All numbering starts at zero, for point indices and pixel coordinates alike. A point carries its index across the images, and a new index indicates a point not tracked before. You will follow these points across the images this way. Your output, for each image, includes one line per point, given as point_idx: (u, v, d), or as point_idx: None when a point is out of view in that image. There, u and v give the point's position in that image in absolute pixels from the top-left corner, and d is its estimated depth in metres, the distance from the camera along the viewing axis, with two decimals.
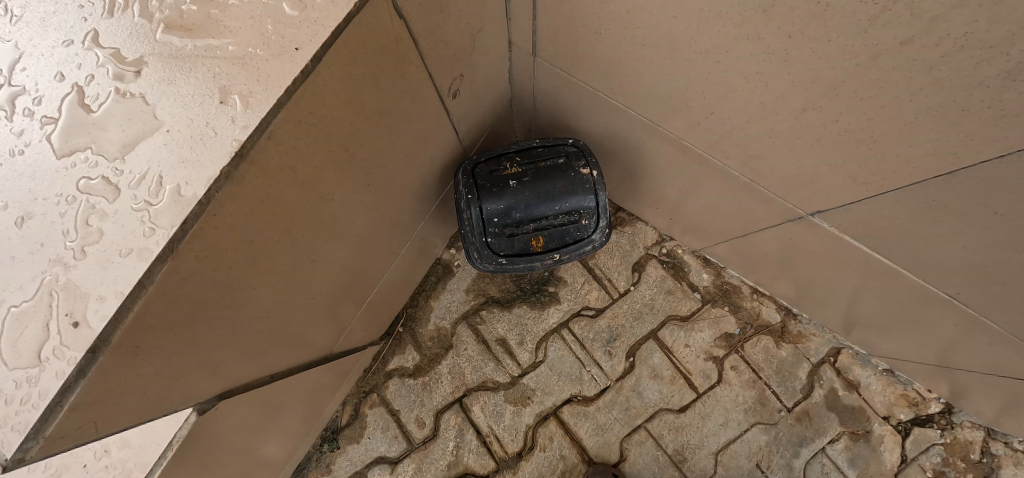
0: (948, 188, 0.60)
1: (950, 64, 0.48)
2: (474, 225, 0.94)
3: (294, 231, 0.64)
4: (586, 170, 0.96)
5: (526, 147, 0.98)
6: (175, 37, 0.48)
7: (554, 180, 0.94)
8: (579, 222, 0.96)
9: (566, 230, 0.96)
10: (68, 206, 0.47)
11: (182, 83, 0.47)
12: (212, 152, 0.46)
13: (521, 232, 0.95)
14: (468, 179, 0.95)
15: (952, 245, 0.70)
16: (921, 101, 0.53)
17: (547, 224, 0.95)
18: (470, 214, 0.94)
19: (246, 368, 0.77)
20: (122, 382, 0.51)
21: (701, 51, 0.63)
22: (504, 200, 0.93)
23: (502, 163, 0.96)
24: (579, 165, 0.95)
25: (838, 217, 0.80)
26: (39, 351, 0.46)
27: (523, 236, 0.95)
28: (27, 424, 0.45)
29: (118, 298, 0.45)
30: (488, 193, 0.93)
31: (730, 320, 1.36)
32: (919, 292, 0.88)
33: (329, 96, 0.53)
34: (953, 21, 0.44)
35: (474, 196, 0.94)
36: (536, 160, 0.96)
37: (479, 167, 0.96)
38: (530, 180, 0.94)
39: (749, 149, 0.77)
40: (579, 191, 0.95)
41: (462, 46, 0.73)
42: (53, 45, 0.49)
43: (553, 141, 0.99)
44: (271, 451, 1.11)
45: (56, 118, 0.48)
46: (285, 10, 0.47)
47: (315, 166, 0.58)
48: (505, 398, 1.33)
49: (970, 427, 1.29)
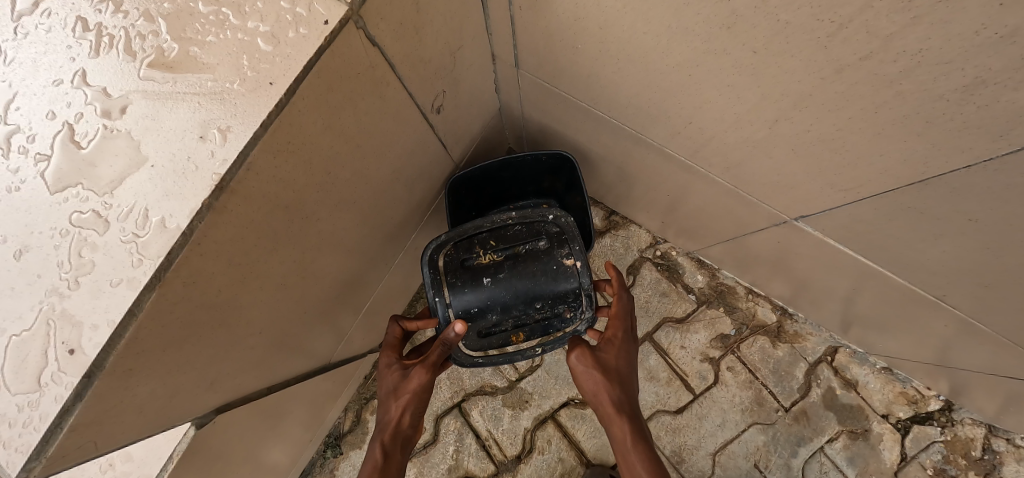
0: (922, 196, 0.61)
1: (910, 78, 0.47)
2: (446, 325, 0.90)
3: (282, 251, 0.66)
4: (568, 260, 0.91)
5: (501, 225, 0.91)
6: (157, 74, 0.50)
7: (531, 266, 0.90)
8: (562, 315, 0.92)
9: (549, 323, 0.93)
10: (62, 239, 0.50)
11: (165, 120, 0.49)
12: (193, 185, 0.48)
13: (498, 330, 0.92)
14: (436, 275, 0.90)
15: (933, 249, 0.70)
16: (888, 113, 0.52)
17: (529, 317, 0.91)
18: (439, 315, 0.90)
19: (244, 382, 0.79)
20: (118, 402, 0.53)
21: (673, 64, 0.64)
22: (478, 298, 0.89)
23: (474, 249, 0.91)
24: (560, 254, 0.91)
25: (820, 222, 0.81)
26: (39, 376, 0.48)
27: (501, 333, 0.92)
28: (30, 445, 0.48)
29: (110, 326, 0.48)
30: (460, 290, 0.90)
31: (725, 320, 1.37)
32: (908, 293, 0.88)
33: (307, 123, 0.55)
34: (908, 39, 0.43)
35: (444, 295, 0.90)
36: (512, 245, 0.91)
37: (449, 253, 0.91)
38: (505, 275, 0.90)
39: (729, 157, 0.77)
40: (561, 282, 0.91)
41: (442, 64, 0.74)
42: (45, 85, 0.52)
43: (532, 213, 0.92)
44: (276, 458, 1.14)
45: (49, 155, 0.51)
46: (261, 46, 0.49)
47: (298, 190, 0.61)
48: (504, 402, 1.35)
49: (971, 424, 1.28)
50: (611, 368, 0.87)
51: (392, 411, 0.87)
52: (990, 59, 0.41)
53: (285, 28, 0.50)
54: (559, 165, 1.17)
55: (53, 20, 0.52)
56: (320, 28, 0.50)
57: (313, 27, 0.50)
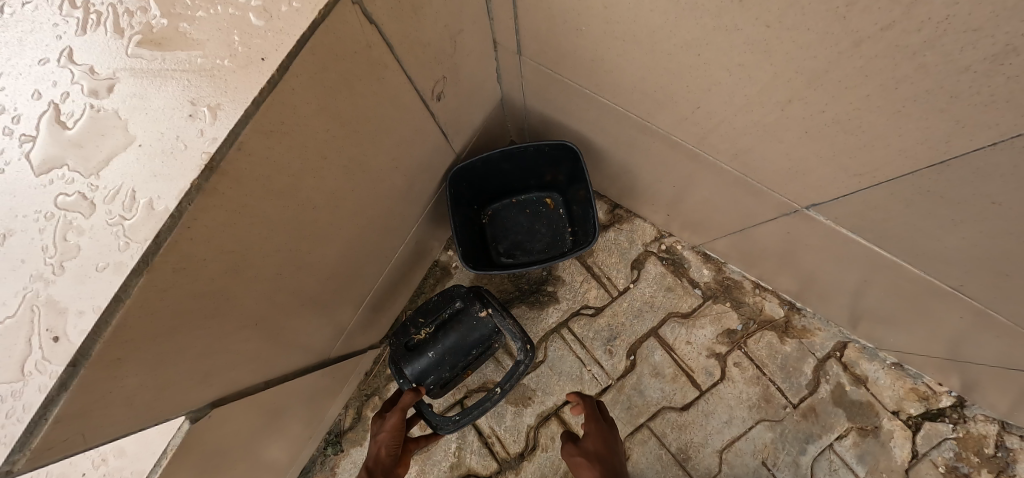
0: (941, 179, 0.58)
1: (935, 49, 0.44)
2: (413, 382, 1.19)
3: (278, 239, 0.64)
4: (483, 313, 1.21)
5: (425, 308, 1.23)
6: (145, 51, 0.48)
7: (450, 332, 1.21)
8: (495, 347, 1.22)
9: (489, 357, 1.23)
10: (47, 222, 0.48)
11: (153, 98, 0.47)
12: (182, 165, 0.46)
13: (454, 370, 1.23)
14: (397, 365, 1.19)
15: (950, 236, 0.68)
16: (909, 89, 0.49)
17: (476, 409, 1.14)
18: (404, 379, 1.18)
19: (240, 376, 0.78)
20: (106, 393, 0.51)
21: (681, 44, 0.61)
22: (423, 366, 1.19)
23: (412, 331, 1.21)
24: (476, 310, 1.21)
25: (832, 210, 0.78)
26: (22, 365, 0.46)
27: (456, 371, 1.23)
28: (13, 437, 0.46)
29: (96, 312, 0.46)
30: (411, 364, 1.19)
31: (732, 315, 1.34)
32: (922, 284, 0.86)
33: (300, 102, 0.52)
34: (933, 5, 0.41)
35: (403, 368, 1.19)
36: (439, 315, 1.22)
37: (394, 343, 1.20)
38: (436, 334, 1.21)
39: (737, 143, 0.75)
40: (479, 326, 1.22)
41: (441, 48, 0.72)
42: (30, 64, 0.50)
43: (444, 289, 1.23)
44: (275, 455, 1.12)
45: (34, 136, 0.49)
46: (251, 21, 0.47)
47: (293, 174, 0.58)
48: (506, 399, 1.33)
49: (984, 420, 1.26)
50: (598, 453, 1.08)
51: (382, 441, 1.09)
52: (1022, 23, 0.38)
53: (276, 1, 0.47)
54: (562, 157, 1.15)
55: None
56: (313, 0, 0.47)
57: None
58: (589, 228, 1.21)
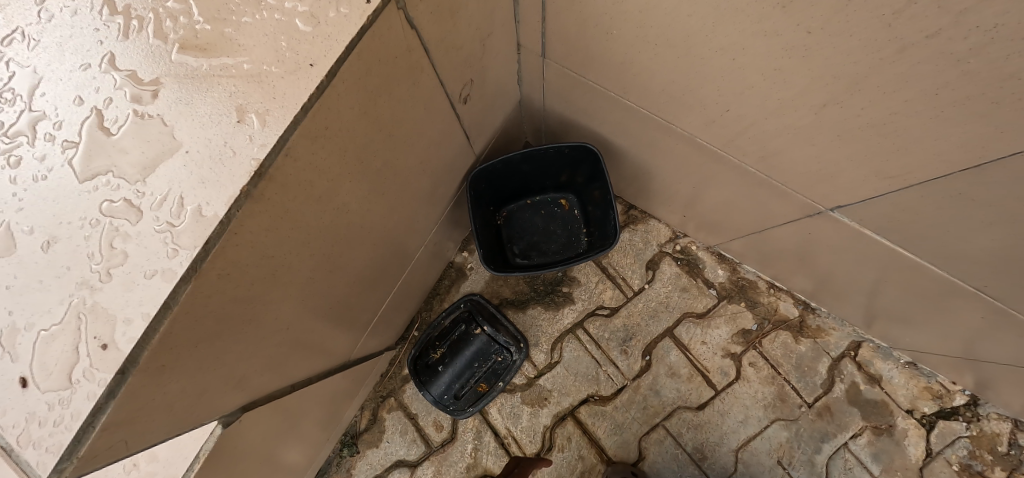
0: (976, 182, 0.58)
1: (981, 56, 0.44)
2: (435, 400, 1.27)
3: (312, 244, 0.64)
4: (478, 329, 1.31)
5: (433, 329, 1.30)
6: (190, 58, 0.48)
7: (467, 348, 1.30)
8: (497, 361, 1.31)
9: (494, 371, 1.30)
10: (92, 229, 0.47)
11: (199, 104, 0.47)
12: (231, 172, 0.46)
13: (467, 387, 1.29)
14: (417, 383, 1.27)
15: (980, 238, 0.68)
16: (950, 95, 0.49)
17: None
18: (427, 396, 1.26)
19: (269, 379, 0.78)
20: (149, 400, 0.51)
21: (716, 48, 0.62)
22: (439, 383, 1.28)
23: (425, 351, 1.29)
24: (473, 327, 1.31)
25: (858, 212, 0.79)
26: (69, 373, 0.46)
27: (469, 389, 1.29)
28: (61, 446, 0.46)
29: (144, 319, 0.46)
30: (428, 382, 1.28)
31: (747, 315, 1.34)
32: (945, 285, 0.86)
33: (344, 108, 0.52)
34: (984, 13, 0.41)
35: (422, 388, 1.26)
36: (445, 335, 1.31)
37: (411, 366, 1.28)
38: (444, 354, 1.30)
39: (766, 146, 0.75)
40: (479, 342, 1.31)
41: (471, 52, 0.72)
42: (72, 70, 0.49)
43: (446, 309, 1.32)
44: (294, 457, 1.12)
45: (77, 142, 0.49)
46: (299, 27, 0.47)
47: (331, 179, 0.58)
48: (522, 400, 1.33)
49: (997, 419, 1.27)
50: None
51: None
52: None
53: (324, 8, 0.47)
54: (580, 158, 1.15)
55: (81, 2, 0.50)
56: (362, 7, 0.47)
57: (353, 5, 0.47)
58: (606, 229, 1.21)
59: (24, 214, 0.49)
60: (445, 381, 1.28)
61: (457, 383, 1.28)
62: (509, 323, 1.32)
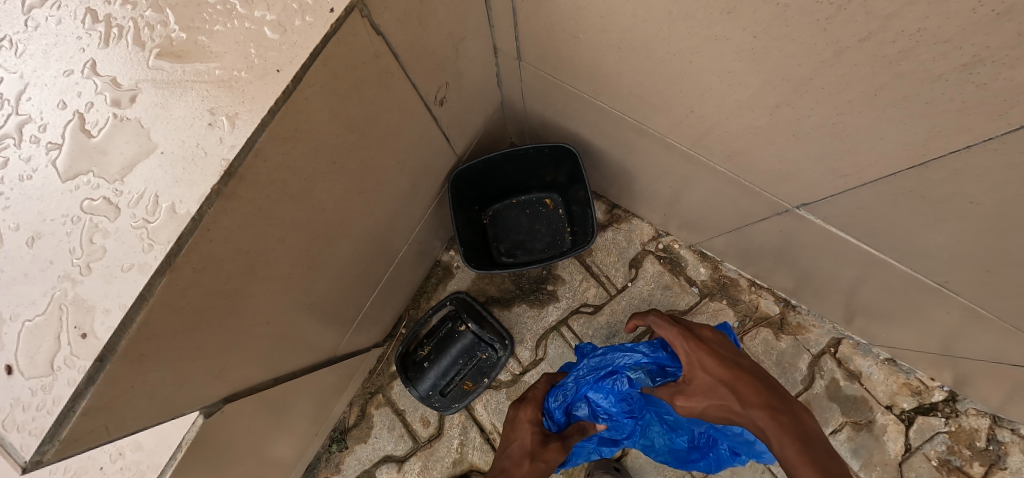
0: (923, 180, 0.61)
1: (909, 59, 0.47)
2: (421, 396, 1.30)
3: (289, 240, 0.67)
4: (463, 327, 1.34)
5: (420, 326, 1.34)
6: (166, 64, 0.51)
7: (452, 345, 1.32)
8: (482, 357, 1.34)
9: (479, 368, 1.33)
10: (74, 225, 0.50)
11: (174, 108, 0.50)
12: (202, 171, 0.49)
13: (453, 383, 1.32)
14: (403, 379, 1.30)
15: (934, 234, 0.70)
16: (887, 96, 0.52)
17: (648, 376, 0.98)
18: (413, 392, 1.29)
19: (251, 372, 0.80)
20: (129, 387, 0.54)
21: (674, 51, 0.64)
22: (425, 380, 1.30)
23: (411, 348, 1.33)
24: (458, 325, 1.34)
25: (822, 209, 0.81)
26: (51, 361, 0.49)
27: (454, 385, 1.32)
28: (43, 429, 0.49)
29: (122, 310, 0.49)
30: (415, 379, 1.31)
31: (729, 313, 1.37)
32: (911, 280, 0.89)
33: (314, 111, 0.55)
34: (906, 19, 0.43)
35: (409, 384, 1.30)
36: (431, 333, 1.34)
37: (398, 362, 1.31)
38: (430, 351, 1.32)
39: (731, 146, 0.78)
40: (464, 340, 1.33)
41: (444, 55, 0.75)
42: (55, 76, 0.52)
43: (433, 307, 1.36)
44: (282, 451, 1.14)
45: (60, 144, 0.52)
46: (267, 34, 0.50)
47: (305, 179, 0.61)
48: (508, 396, 1.36)
49: (976, 414, 1.28)
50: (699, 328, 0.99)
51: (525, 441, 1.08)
52: (988, 37, 0.41)
53: (291, 16, 0.50)
54: (561, 158, 1.18)
55: (63, 12, 0.53)
56: (326, 15, 0.50)
57: (318, 14, 0.50)
58: (588, 227, 1.24)
59: (10, 212, 0.52)
60: (433, 380, 1.30)
61: (443, 379, 1.31)
62: (494, 321, 1.34)
